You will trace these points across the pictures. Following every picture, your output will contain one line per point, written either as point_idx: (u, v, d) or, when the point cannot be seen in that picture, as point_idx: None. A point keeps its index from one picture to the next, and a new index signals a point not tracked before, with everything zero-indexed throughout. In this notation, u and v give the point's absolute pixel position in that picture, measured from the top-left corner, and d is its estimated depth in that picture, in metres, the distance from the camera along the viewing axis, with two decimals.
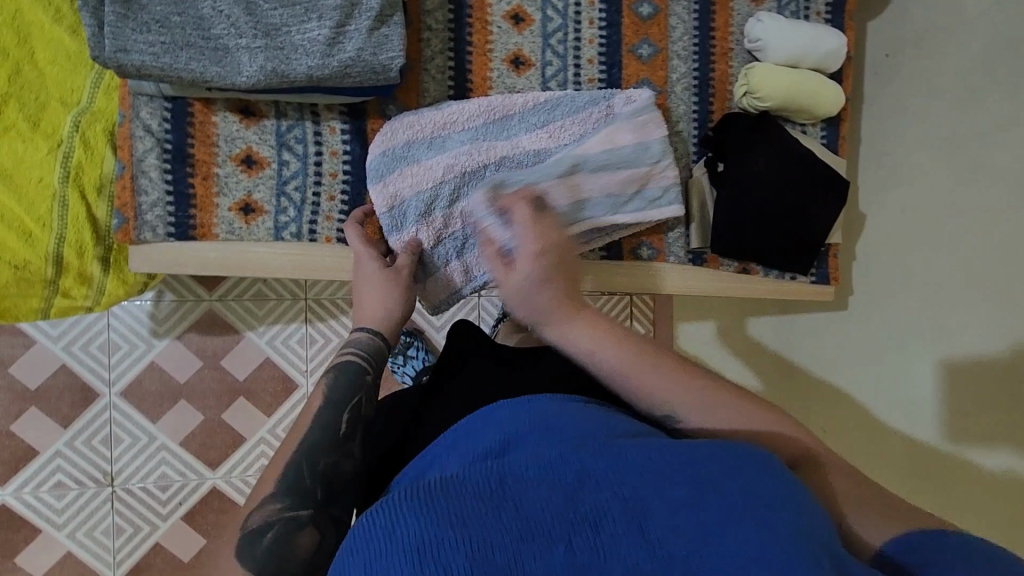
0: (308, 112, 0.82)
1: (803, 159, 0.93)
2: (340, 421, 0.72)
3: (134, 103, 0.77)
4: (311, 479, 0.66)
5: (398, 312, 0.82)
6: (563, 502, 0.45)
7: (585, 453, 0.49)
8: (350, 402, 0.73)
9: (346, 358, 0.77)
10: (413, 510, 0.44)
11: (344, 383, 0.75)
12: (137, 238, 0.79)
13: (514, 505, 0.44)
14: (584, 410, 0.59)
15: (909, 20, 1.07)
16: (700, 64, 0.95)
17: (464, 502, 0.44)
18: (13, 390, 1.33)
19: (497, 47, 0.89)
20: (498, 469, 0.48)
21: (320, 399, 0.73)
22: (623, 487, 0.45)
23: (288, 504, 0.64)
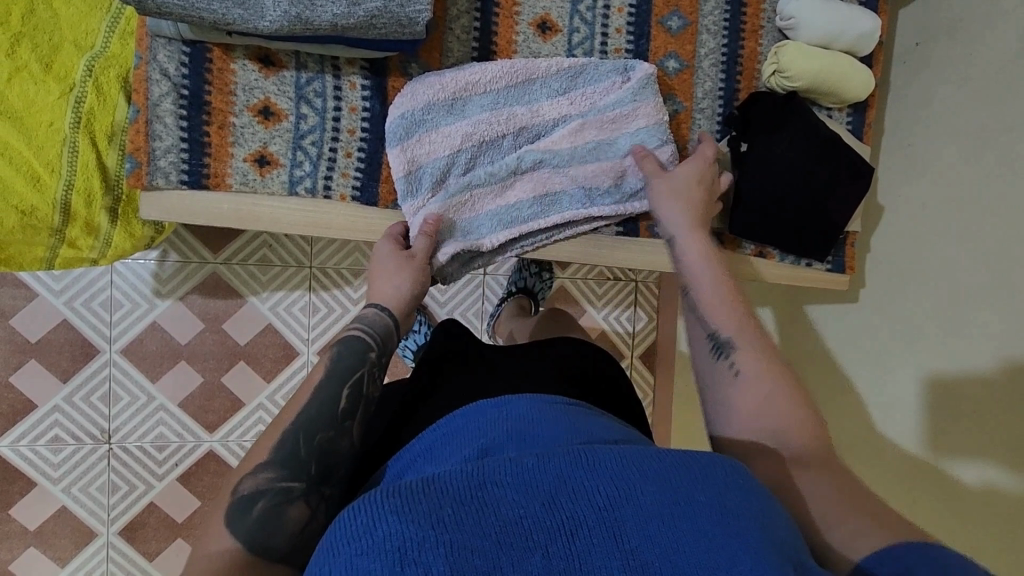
0: (329, 65, 0.80)
1: (829, 141, 0.92)
2: (341, 395, 0.70)
3: (152, 45, 0.75)
4: (307, 452, 0.65)
5: (412, 296, 0.80)
6: (541, 509, 0.49)
7: (563, 461, 0.53)
8: (351, 376, 0.72)
9: (352, 333, 0.75)
10: (396, 511, 0.48)
11: (347, 357, 0.73)
12: (149, 184, 0.77)
13: (493, 512, 0.48)
14: (555, 415, 0.64)
15: (943, 9, 1.05)
16: (729, 40, 0.93)
17: (444, 508, 0.48)
18: (13, 342, 1.32)
19: (525, 10, 0.86)
20: (475, 475, 0.52)
21: (321, 372, 0.71)
22: (597, 497, 0.50)
23: (282, 475, 0.63)
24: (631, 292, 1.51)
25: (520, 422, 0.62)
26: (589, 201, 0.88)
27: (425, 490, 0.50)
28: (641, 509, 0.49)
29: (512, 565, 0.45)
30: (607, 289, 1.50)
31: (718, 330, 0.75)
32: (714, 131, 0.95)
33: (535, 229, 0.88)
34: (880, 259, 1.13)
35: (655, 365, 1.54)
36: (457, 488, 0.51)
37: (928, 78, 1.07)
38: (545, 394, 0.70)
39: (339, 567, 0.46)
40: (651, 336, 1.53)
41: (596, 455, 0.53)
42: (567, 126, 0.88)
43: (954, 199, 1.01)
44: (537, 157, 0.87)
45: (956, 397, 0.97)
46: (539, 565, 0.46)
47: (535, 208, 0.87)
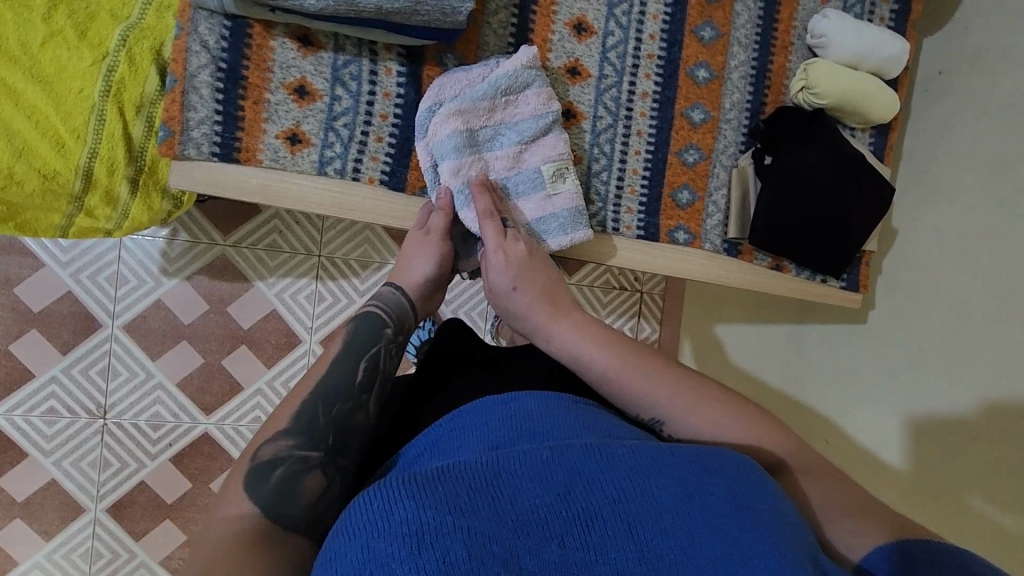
0: (366, 49, 0.81)
1: (853, 162, 0.93)
2: (358, 367, 0.72)
3: (194, 17, 0.75)
4: (325, 423, 0.66)
5: (433, 279, 0.84)
6: (556, 499, 0.49)
7: (575, 452, 0.52)
8: (367, 349, 0.74)
9: (369, 308, 0.78)
10: (411, 495, 0.47)
11: (363, 330, 0.75)
12: (180, 153, 0.77)
13: (508, 501, 0.48)
14: (562, 411, 0.63)
15: (967, 40, 1.06)
16: (760, 54, 0.95)
17: (459, 495, 0.48)
18: (15, 311, 1.32)
19: (562, 10, 0.87)
20: (490, 464, 0.51)
21: (339, 344, 0.73)
22: (612, 489, 0.49)
23: (300, 444, 0.64)
24: (636, 303, 1.52)
25: (528, 416, 0.62)
26: (575, 219, 0.87)
27: (439, 478, 0.50)
28: (658, 498, 0.49)
29: (528, 555, 0.45)
30: (612, 297, 1.50)
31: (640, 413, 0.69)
32: (739, 142, 0.96)
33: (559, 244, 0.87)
34: (891, 282, 1.14)
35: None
36: (472, 477, 0.50)
37: (949, 107, 1.09)
38: (554, 393, 0.68)
39: (354, 552, 0.45)
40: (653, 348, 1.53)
41: (608, 449, 0.53)
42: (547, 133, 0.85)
43: (969, 225, 1.02)
44: (556, 168, 0.86)
45: (956, 419, 0.98)
46: (555, 555, 0.46)
47: (557, 221, 0.86)
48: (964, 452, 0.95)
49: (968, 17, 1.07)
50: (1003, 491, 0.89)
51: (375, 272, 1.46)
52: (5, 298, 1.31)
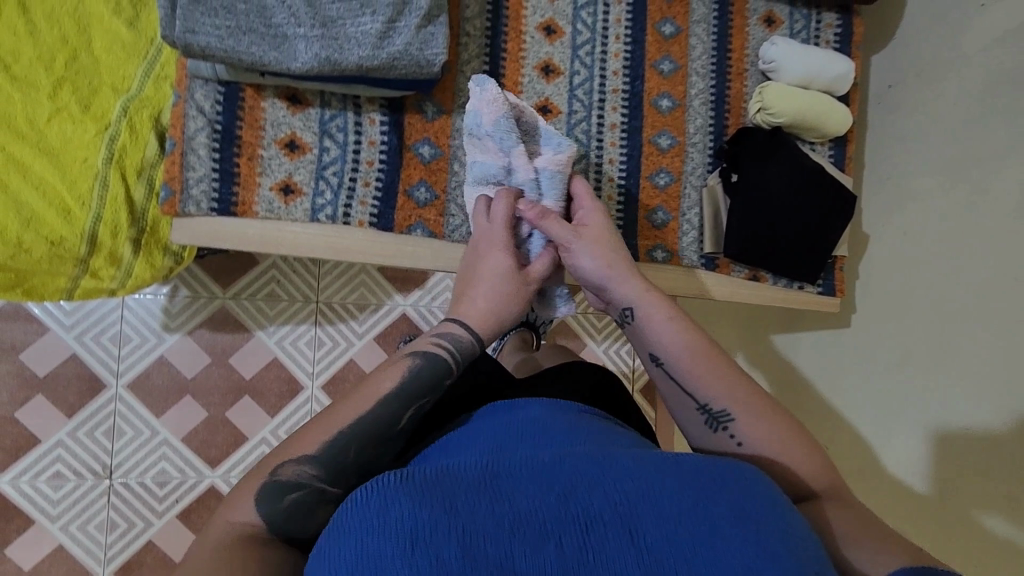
0: (350, 103, 0.87)
1: (814, 172, 0.98)
2: (403, 416, 0.68)
3: (190, 85, 0.82)
4: (354, 456, 0.64)
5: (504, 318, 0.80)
6: (557, 501, 0.51)
7: (578, 459, 0.55)
8: (419, 400, 0.70)
9: (434, 349, 0.74)
10: (409, 493, 0.51)
11: (426, 379, 0.71)
12: (181, 211, 0.82)
13: (506, 500, 0.51)
14: (564, 420, 0.67)
15: (911, 56, 1.14)
16: (717, 81, 1.02)
17: (459, 495, 0.51)
18: (21, 377, 1.35)
19: (530, 55, 0.94)
20: (492, 466, 0.55)
21: (393, 384, 0.69)
22: (613, 493, 0.52)
23: (324, 474, 0.62)
24: None
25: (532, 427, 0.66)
26: None
27: (438, 477, 0.53)
28: (660, 503, 0.52)
29: (524, 555, 0.48)
30: (605, 322, 1.55)
31: (709, 402, 0.72)
32: (707, 163, 1.02)
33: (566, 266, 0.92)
34: (865, 285, 1.19)
35: (654, 398, 1.57)
36: (472, 479, 0.53)
37: (902, 117, 1.16)
38: (563, 401, 0.73)
39: (350, 548, 0.48)
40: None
41: (611, 458, 0.56)
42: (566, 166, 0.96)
43: (935, 227, 1.07)
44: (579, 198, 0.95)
45: (946, 416, 1.02)
46: (552, 554, 0.48)
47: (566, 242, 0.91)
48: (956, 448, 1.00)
49: (909, 34, 1.14)
50: (996, 484, 0.93)
51: (373, 314, 1.50)
52: (11, 366, 1.34)
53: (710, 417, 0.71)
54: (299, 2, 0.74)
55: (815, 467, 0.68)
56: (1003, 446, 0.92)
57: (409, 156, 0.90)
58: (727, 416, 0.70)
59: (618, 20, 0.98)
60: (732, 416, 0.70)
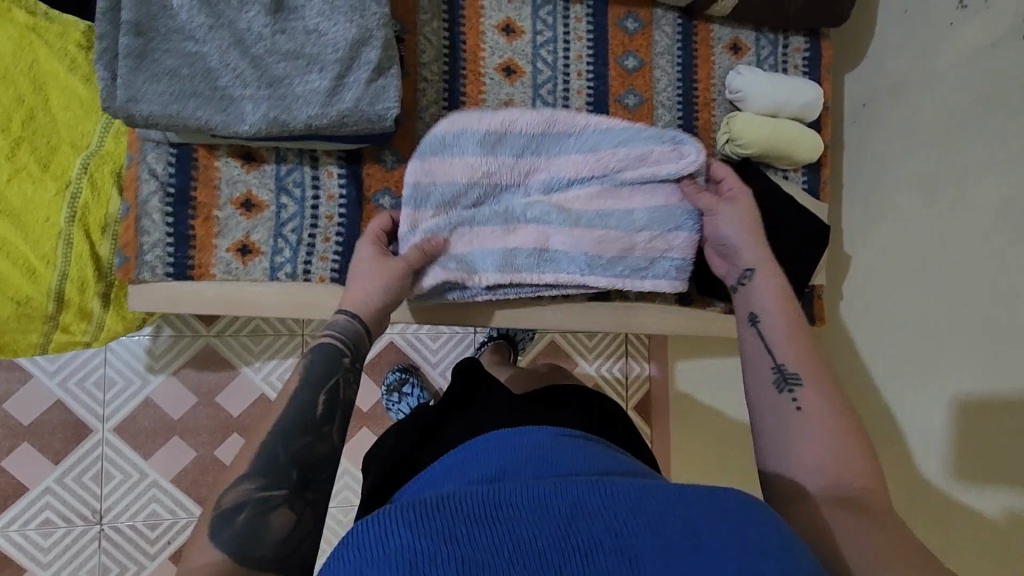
0: (307, 157, 0.85)
1: (783, 203, 0.97)
2: (318, 401, 0.71)
3: (142, 148, 0.80)
4: (288, 461, 0.66)
5: (389, 298, 0.82)
6: (555, 530, 0.48)
7: (580, 489, 0.52)
8: (328, 382, 0.73)
9: (323, 339, 0.76)
10: (408, 523, 0.49)
11: (321, 364, 0.74)
12: (136, 277, 0.81)
13: (508, 530, 0.48)
14: (569, 454, 0.66)
15: (884, 73, 1.12)
16: (684, 112, 1.00)
17: (458, 525, 0.48)
18: (8, 425, 1.33)
19: (489, 97, 0.93)
20: (494, 493, 0.52)
21: (296, 381, 0.72)
22: (615, 523, 0.49)
23: (264, 483, 0.63)
24: (622, 344, 1.54)
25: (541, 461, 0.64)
26: (590, 269, 0.90)
27: (439, 505, 0.51)
28: (661, 536, 0.48)
29: None
30: (597, 341, 1.52)
31: (784, 363, 0.73)
32: None
33: (503, 283, 0.90)
34: (850, 308, 1.17)
35: (648, 416, 1.55)
36: (473, 504, 0.51)
37: (877, 135, 1.13)
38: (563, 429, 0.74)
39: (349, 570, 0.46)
40: (643, 387, 1.55)
41: (613, 486, 0.53)
42: (583, 186, 0.90)
43: (914, 249, 1.04)
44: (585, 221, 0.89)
45: (937, 449, 0.98)
46: None
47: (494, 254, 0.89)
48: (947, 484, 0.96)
49: (883, 50, 1.12)
50: (987, 526, 0.88)
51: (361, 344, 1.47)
52: None
53: (781, 376, 0.72)
54: (243, 63, 0.71)
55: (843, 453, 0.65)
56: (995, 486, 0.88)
57: (369, 208, 0.89)
58: (797, 379, 0.71)
59: (580, 56, 0.96)
60: (801, 381, 0.70)
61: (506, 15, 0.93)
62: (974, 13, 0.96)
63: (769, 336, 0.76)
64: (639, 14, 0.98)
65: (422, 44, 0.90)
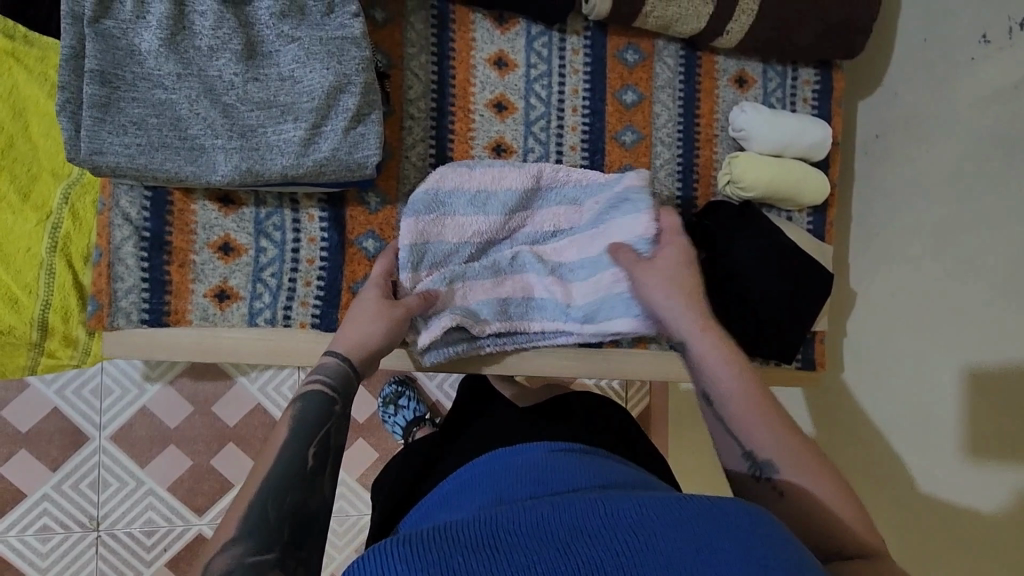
0: (287, 200, 0.82)
1: (786, 250, 0.92)
2: (306, 454, 0.64)
3: (115, 192, 0.77)
4: (278, 516, 0.59)
5: (387, 343, 0.77)
6: (554, 554, 0.44)
7: (577, 508, 0.48)
8: (318, 435, 0.66)
9: (312, 386, 0.70)
10: (404, 560, 0.44)
11: (310, 415, 0.67)
12: (110, 324, 0.79)
13: (507, 557, 0.44)
14: (568, 464, 0.60)
15: (898, 105, 1.06)
16: (684, 149, 0.95)
17: (453, 555, 0.44)
18: (4, 433, 1.18)
19: (479, 134, 0.89)
20: (489, 522, 0.47)
21: (285, 430, 0.65)
22: (615, 542, 0.44)
23: (256, 544, 0.57)
24: None
25: (542, 470, 0.60)
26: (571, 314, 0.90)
27: (435, 536, 0.46)
28: (668, 552, 0.43)
29: None
30: None
31: (753, 449, 0.65)
32: None
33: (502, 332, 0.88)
34: (852, 348, 1.13)
35: (650, 428, 1.42)
36: (468, 534, 0.46)
37: (888, 170, 1.07)
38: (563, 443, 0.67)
39: None
40: (646, 399, 1.42)
41: (612, 502, 0.49)
42: (557, 240, 0.92)
43: (921, 294, 0.99)
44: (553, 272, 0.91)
45: (930, 508, 0.94)
46: None
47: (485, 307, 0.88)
48: (936, 545, 0.92)
49: (897, 82, 1.06)
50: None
51: None
52: None
53: (755, 465, 0.65)
54: (214, 113, 0.69)
55: (830, 503, 0.61)
56: (988, 555, 0.84)
57: (352, 252, 0.85)
58: (772, 466, 0.64)
59: (575, 91, 0.91)
60: (776, 466, 0.64)
61: (498, 47, 0.89)
62: (996, 52, 0.90)
63: (730, 417, 0.68)
64: (640, 46, 0.93)
65: (409, 78, 0.86)
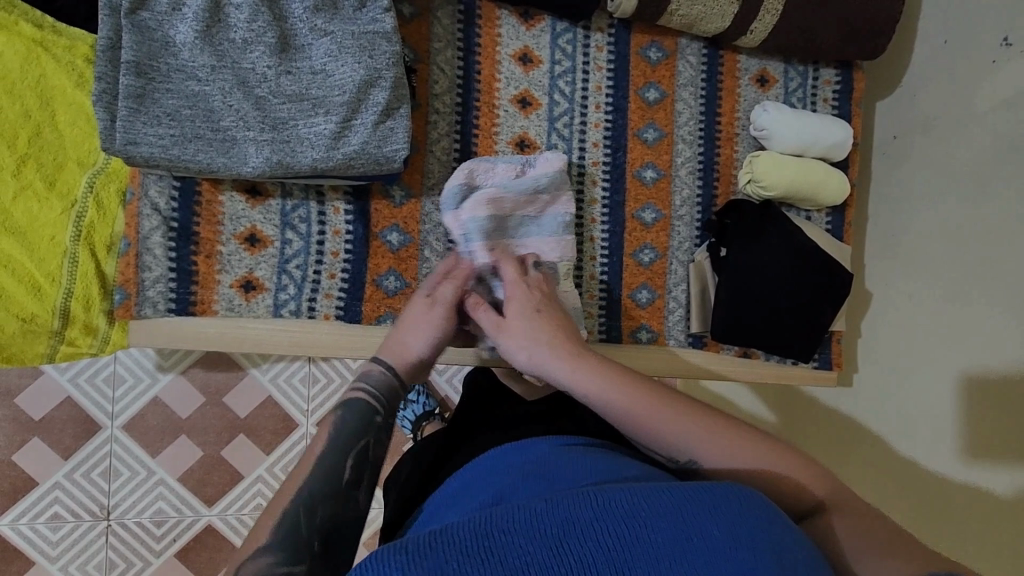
0: (313, 193, 0.83)
1: (805, 250, 0.93)
2: (345, 466, 0.62)
3: (144, 181, 0.78)
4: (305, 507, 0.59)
5: (432, 355, 0.74)
6: (548, 553, 0.43)
7: (569, 502, 0.47)
8: (354, 444, 0.64)
9: (354, 396, 0.68)
10: (401, 566, 0.42)
11: (350, 424, 0.65)
12: (137, 314, 0.79)
13: (502, 558, 0.43)
14: (563, 465, 0.60)
15: (916, 106, 1.06)
16: (705, 148, 0.96)
17: (448, 557, 0.43)
18: (16, 421, 1.19)
19: (503, 129, 0.89)
20: (483, 521, 0.46)
21: (321, 445, 0.63)
22: (608, 538, 0.44)
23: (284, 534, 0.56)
24: None
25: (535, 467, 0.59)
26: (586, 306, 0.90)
27: (431, 539, 0.45)
28: (657, 546, 0.44)
29: None
30: None
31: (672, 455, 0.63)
32: (694, 237, 0.97)
33: None
34: (863, 350, 1.13)
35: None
36: (462, 536, 0.45)
37: (904, 172, 1.08)
38: (570, 438, 0.68)
39: None
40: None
41: (604, 493, 0.48)
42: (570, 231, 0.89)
43: (937, 295, 1.00)
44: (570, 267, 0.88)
45: (945, 507, 0.95)
46: None
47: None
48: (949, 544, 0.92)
49: (915, 83, 1.07)
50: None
51: None
52: (3, 410, 1.18)
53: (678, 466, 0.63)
54: (246, 105, 0.69)
55: None
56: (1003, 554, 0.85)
57: (376, 245, 0.85)
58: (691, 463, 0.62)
59: (599, 88, 0.92)
60: (697, 461, 0.61)
61: (523, 43, 0.89)
62: (1018, 54, 0.91)
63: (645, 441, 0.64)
64: (663, 43, 0.94)
65: (435, 73, 0.87)
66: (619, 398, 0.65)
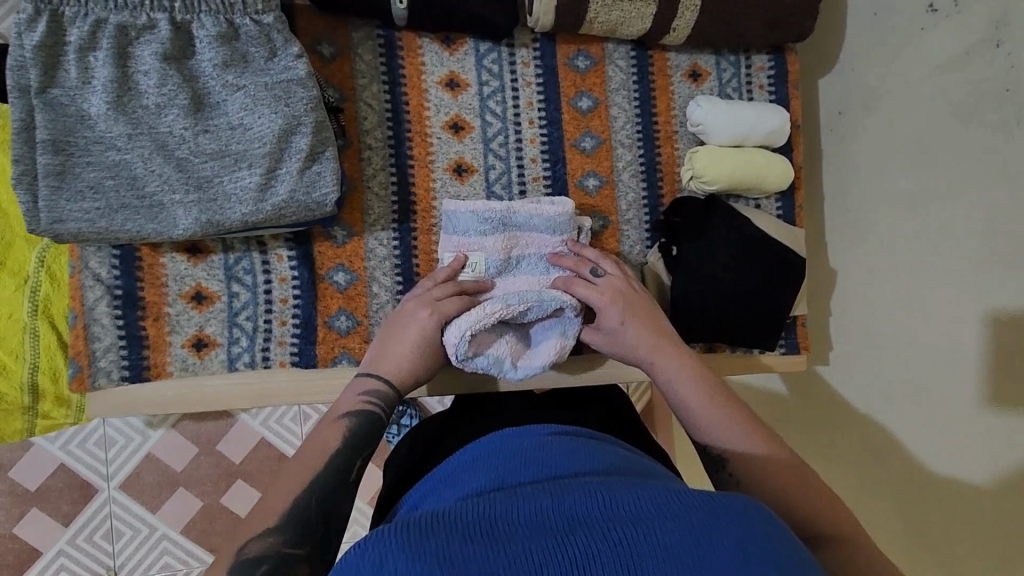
0: (254, 243, 0.83)
1: (753, 240, 0.92)
2: (353, 466, 0.66)
3: (83, 254, 0.78)
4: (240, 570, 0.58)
5: (422, 360, 0.77)
6: (552, 544, 0.42)
7: (577, 499, 0.46)
8: (366, 450, 0.68)
9: (360, 405, 0.71)
10: (406, 545, 0.42)
11: (359, 432, 0.69)
12: (92, 385, 0.80)
13: (504, 546, 0.42)
14: (569, 448, 0.58)
15: (856, 80, 1.06)
16: (645, 149, 0.96)
17: (451, 543, 0.42)
18: (13, 493, 1.18)
19: (439, 157, 0.89)
20: (488, 514, 0.45)
21: (337, 439, 0.67)
22: (612, 531, 0.42)
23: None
24: None
25: (540, 456, 0.57)
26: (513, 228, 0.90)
27: (435, 526, 0.44)
28: (662, 539, 0.41)
29: None
30: None
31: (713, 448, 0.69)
32: (644, 238, 0.97)
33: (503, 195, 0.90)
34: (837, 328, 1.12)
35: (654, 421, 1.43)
36: (469, 524, 0.44)
37: (853, 146, 1.07)
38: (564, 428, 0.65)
39: None
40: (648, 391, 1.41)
41: (608, 492, 0.46)
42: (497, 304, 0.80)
43: (897, 266, 0.98)
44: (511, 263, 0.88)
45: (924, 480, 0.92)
46: None
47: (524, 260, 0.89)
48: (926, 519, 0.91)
49: (853, 57, 1.06)
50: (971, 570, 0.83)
51: None
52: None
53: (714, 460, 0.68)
54: (169, 168, 0.70)
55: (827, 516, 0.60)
56: (977, 525, 0.83)
57: (324, 286, 0.85)
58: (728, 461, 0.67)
59: (530, 103, 0.92)
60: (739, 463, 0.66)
61: (448, 69, 0.89)
62: (944, 19, 0.90)
63: (697, 424, 0.71)
64: (590, 51, 0.94)
65: (363, 109, 0.87)
66: (689, 385, 0.74)
